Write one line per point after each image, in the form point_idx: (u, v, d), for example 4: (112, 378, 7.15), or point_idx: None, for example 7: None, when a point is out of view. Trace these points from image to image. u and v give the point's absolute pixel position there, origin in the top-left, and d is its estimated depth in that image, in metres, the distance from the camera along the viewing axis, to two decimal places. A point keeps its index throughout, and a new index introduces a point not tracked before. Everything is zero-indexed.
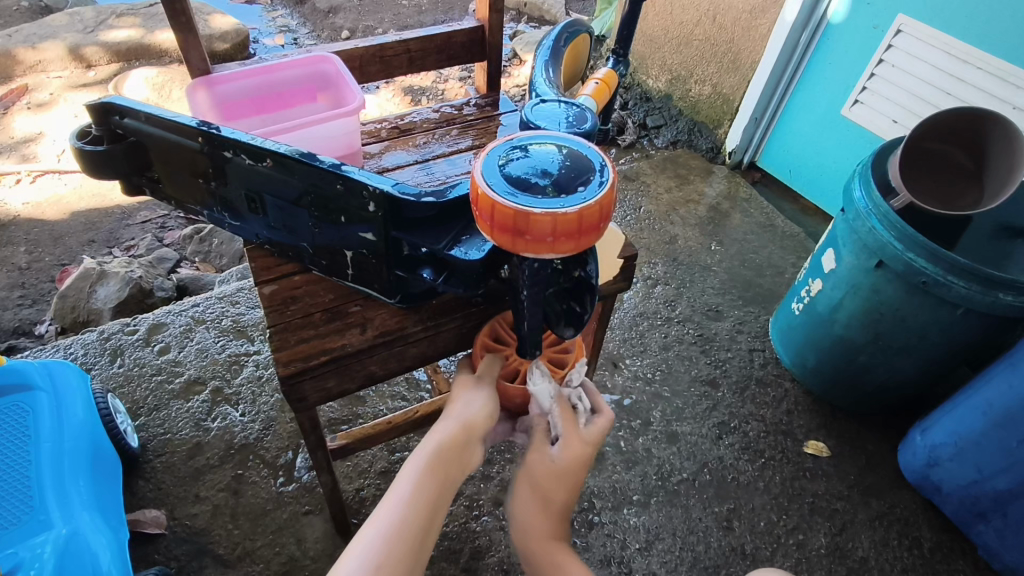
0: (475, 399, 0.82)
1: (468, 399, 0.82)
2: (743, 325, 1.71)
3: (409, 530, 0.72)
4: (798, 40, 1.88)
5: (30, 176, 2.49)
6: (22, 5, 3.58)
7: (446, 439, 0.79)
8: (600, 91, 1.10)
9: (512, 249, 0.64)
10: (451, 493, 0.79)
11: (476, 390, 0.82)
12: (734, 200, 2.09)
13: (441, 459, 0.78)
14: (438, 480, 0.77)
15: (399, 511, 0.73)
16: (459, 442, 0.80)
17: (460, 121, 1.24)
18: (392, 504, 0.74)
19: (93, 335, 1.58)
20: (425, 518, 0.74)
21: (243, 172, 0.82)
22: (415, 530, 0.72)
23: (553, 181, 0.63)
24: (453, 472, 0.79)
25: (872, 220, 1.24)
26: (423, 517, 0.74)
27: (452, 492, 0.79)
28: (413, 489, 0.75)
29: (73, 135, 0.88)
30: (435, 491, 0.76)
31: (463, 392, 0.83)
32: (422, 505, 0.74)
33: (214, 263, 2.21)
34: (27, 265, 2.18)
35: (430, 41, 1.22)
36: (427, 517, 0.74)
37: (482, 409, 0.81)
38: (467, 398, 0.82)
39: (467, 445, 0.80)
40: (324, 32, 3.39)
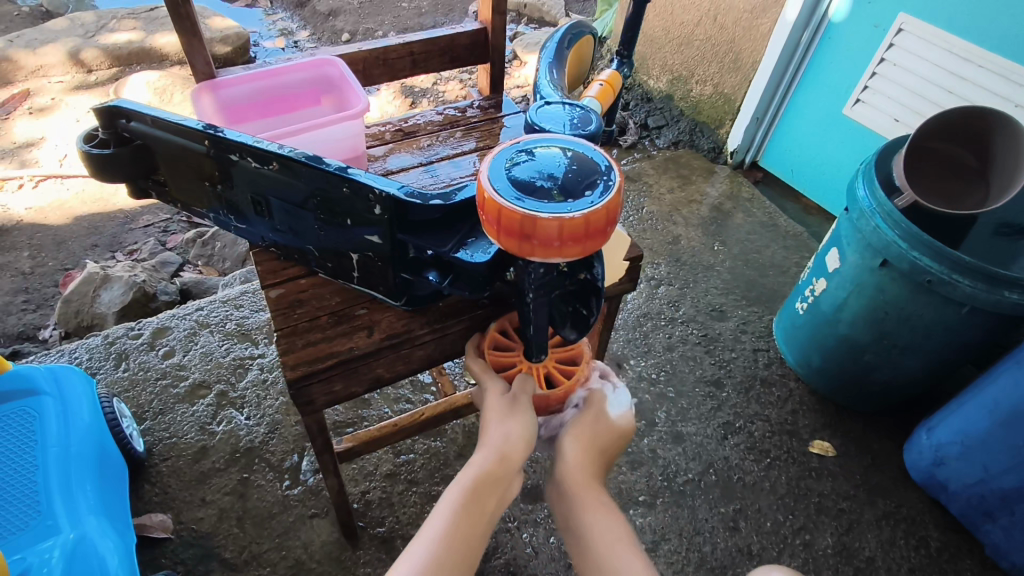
0: (514, 427, 0.77)
1: (505, 427, 0.77)
2: (747, 325, 1.71)
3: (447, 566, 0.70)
4: (799, 39, 1.88)
5: (32, 181, 2.50)
6: (22, 10, 3.59)
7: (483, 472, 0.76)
8: (604, 93, 1.10)
9: (519, 252, 0.64)
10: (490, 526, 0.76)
11: (513, 417, 0.78)
12: (736, 200, 2.09)
13: (477, 493, 0.75)
14: (475, 516, 0.74)
15: (435, 546, 0.71)
16: (497, 475, 0.76)
17: (464, 123, 1.24)
18: (428, 536, 0.72)
19: (98, 339, 1.58)
20: (462, 554, 0.72)
21: (249, 175, 0.83)
22: (454, 567, 0.70)
23: (559, 184, 0.63)
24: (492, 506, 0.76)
25: (877, 218, 1.24)
26: (461, 553, 0.72)
27: (491, 525, 0.76)
28: (449, 524, 0.72)
29: (80, 139, 0.89)
30: (472, 526, 0.73)
31: (500, 416, 0.78)
32: (458, 540, 0.72)
33: (218, 266, 2.21)
34: (30, 270, 2.19)
35: (433, 44, 1.22)
36: (465, 550, 0.72)
37: (519, 438, 0.77)
38: (505, 425, 0.77)
39: (504, 477, 0.77)
40: (324, 35, 3.40)
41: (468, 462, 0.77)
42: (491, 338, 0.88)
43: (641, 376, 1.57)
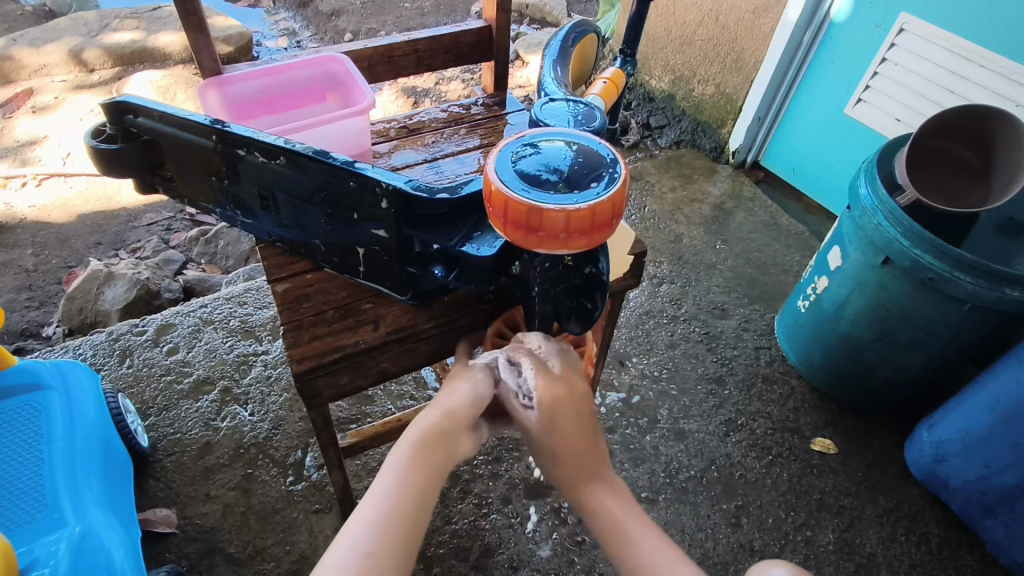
0: (461, 388, 0.78)
1: (451, 391, 0.78)
2: (749, 323, 1.71)
3: (398, 521, 0.65)
4: (801, 39, 1.88)
5: (36, 179, 2.51)
6: (26, 10, 3.60)
7: (431, 425, 0.74)
8: (608, 91, 1.11)
9: (525, 245, 0.65)
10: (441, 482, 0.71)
11: (460, 383, 0.79)
12: (737, 199, 2.10)
13: (427, 445, 0.71)
14: (426, 468, 0.70)
15: (384, 501, 0.66)
16: (445, 429, 0.74)
17: (468, 120, 1.24)
18: (376, 493, 0.67)
19: (102, 336, 1.59)
20: (412, 506, 0.67)
21: (256, 170, 0.83)
22: (405, 521, 0.66)
23: (565, 177, 0.64)
24: (444, 459, 0.72)
25: (879, 216, 1.24)
26: (411, 508, 0.67)
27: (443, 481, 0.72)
28: (398, 479, 0.68)
29: (88, 134, 0.89)
30: (422, 479, 0.69)
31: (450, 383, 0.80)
32: (409, 492, 0.68)
33: (221, 264, 2.22)
34: (34, 267, 2.20)
35: (438, 41, 1.22)
36: (417, 504, 0.68)
37: (468, 398, 0.77)
38: (452, 389, 0.79)
39: (454, 432, 0.74)
40: (327, 35, 3.41)
41: (415, 420, 0.75)
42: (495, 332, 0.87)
43: (643, 374, 1.58)
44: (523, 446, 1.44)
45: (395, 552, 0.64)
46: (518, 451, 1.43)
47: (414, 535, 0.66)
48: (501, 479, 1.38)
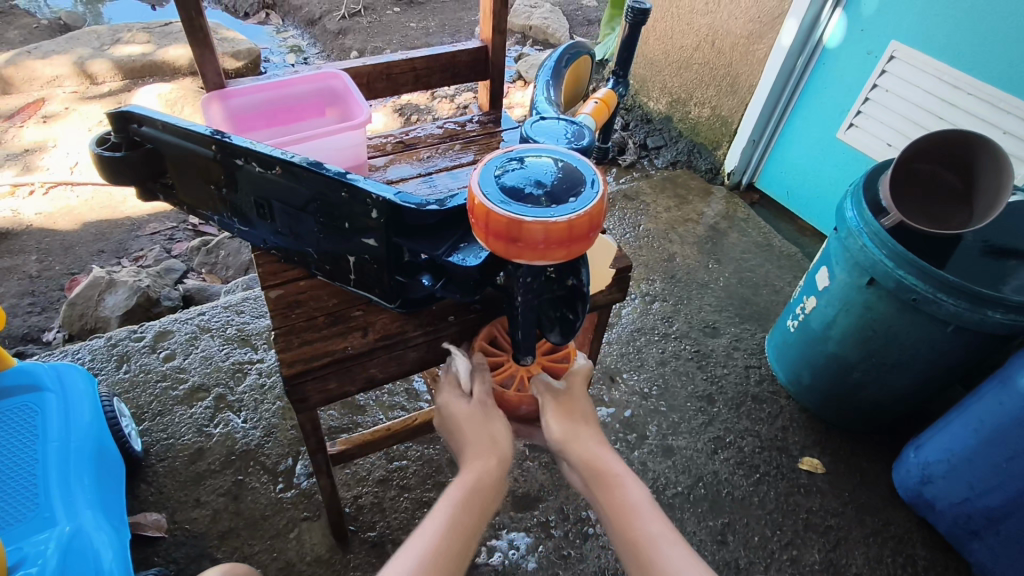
0: (490, 448, 0.80)
1: (480, 453, 0.80)
2: (740, 342, 1.73)
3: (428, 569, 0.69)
4: (794, 64, 1.92)
5: (42, 188, 2.55)
6: (41, 24, 3.69)
7: (468, 484, 0.78)
8: (599, 110, 1.18)
9: (506, 255, 0.67)
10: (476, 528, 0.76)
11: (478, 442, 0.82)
12: (732, 219, 2.12)
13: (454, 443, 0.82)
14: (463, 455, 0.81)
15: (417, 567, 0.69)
16: (481, 486, 0.78)
17: (463, 137, 1.27)
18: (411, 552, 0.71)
19: (101, 341, 1.62)
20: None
21: (252, 180, 0.87)
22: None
23: (546, 191, 0.67)
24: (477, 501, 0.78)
25: (864, 237, 1.27)
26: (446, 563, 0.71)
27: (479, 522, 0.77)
28: (431, 540, 0.72)
29: (93, 141, 0.94)
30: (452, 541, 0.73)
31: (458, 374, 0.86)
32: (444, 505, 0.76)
33: (221, 274, 2.26)
34: (38, 273, 2.22)
35: (435, 60, 1.24)
36: (453, 555, 0.72)
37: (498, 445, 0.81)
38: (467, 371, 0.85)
39: (483, 498, 0.78)
40: (334, 53, 3.48)
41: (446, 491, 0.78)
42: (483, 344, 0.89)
43: (634, 390, 1.59)
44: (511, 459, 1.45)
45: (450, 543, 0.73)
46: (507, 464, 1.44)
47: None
48: None
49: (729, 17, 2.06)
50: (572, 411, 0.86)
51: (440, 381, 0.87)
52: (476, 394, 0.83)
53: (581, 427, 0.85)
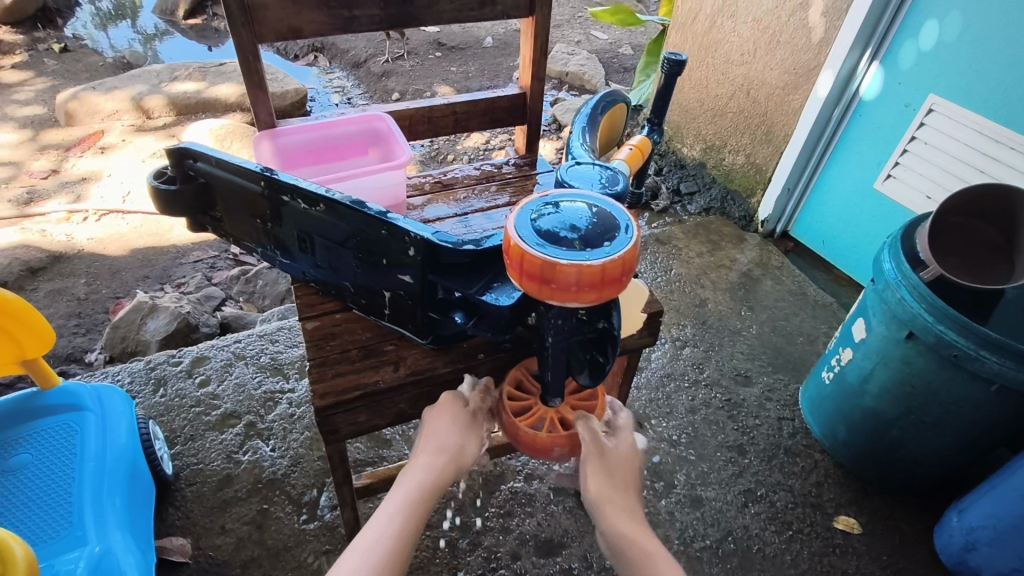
0: (450, 446, 0.85)
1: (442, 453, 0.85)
2: (773, 393, 1.69)
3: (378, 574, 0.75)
4: (830, 114, 1.93)
5: (95, 215, 2.68)
6: (107, 62, 3.94)
7: (421, 485, 0.83)
8: (634, 156, 1.23)
9: (539, 296, 0.68)
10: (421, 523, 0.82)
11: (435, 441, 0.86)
12: (766, 267, 2.10)
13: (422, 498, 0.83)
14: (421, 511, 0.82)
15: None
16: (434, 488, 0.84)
17: (499, 179, 1.30)
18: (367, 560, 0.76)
19: (141, 364, 1.67)
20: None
21: (297, 215, 0.90)
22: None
23: (581, 235, 0.68)
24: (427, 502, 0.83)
25: (902, 290, 1.24)
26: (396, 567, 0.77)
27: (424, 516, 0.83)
28: (382, 545, 0.77)
29: (152, 175, 1.01)
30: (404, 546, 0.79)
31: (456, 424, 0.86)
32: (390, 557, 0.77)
33: (257, 303, 2.33)
34: (85, 296, 2.31)
35: (475, 105, 1.27)
36: (401, 558, 0.78)
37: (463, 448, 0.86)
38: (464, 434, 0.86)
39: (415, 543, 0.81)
40: (376, 94, 3.62)
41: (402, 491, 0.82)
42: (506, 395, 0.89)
43: (662, 437, 1.56)
44: (535, 502, 1.43)
45: None
46: (531, 507, 1.42)
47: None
48: (511, 534, 1.37)
49: (764, 68, 2.08)
50: (613, 475, 0.87)
51: (450, 405, 0.88)
52: (454, 452, 0.85)
53: (620, 495, 0.87)
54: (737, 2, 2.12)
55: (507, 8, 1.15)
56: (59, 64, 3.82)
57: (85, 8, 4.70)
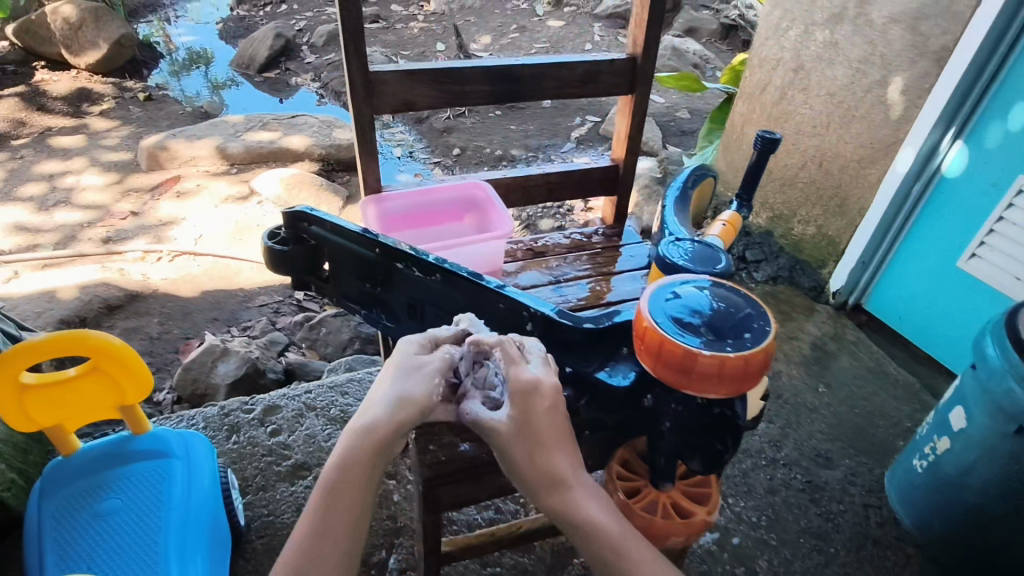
0: (383, 400, 0.72)
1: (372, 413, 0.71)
2: (856, 477, 1.61)
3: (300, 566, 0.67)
4: (909, 190, 1.89)
5: (170, 256, 2.78)
6: (186, 111, 4.17)
7: (343, 457, 0.70)
8: (727, 232, 1.24)
9: (674, 384, 0.67)
10: (361, 500, 0.70)
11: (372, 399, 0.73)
12: (840, 341, 2.05)
13: (347, 472, 0.70)
14: (350, 490, 0.70)
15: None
16: (368, 452, 0.70)
17: (589, 248, 1.32)
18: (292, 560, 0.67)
19: (215, 410, 1.70)
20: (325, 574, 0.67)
21: (411, 284, 0.93)
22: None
23: (718, 325, 0.67)
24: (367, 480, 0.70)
25: (1008, 380, 1.18)
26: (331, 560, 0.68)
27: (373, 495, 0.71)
28: (301, 538, 0.68)
29: (266, 235, 1.06)
30: (332, 533, 0.69)
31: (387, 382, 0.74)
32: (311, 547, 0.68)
33: (320, 350, 2.36)
34: (157, 335, 2.36)
35: (568, 175, 1.30)
36: (327, 552, 0.68)
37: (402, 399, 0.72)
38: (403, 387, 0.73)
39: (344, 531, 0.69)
40: (438, 149, 3.74)
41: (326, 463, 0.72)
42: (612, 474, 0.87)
43: (740, 517, 1.49)
44: None
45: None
46: None
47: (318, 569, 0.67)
48: None
49: (839, 141, 2.08)
50: (529, 437, 0.71)
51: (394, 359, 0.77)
52: (385, 413, 0.71)
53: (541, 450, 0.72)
54: (809, 76, 2.16)
55: (609, 86, 1.19)
56: (143, 112, 4.07)
57: (167, 60, 5.02)
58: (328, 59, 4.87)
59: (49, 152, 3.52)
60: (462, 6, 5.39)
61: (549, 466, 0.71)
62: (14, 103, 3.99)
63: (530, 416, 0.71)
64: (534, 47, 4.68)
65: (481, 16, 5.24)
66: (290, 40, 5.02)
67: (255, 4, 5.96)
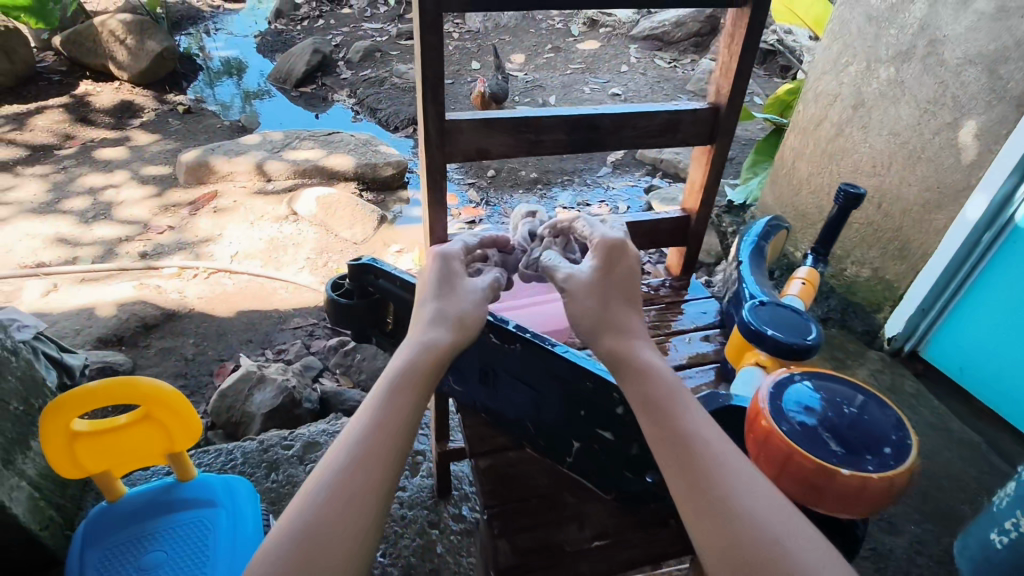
0: (435, 320, 0.79)
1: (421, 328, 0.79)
2: (923, 545, 1.52)
3: (359, 461, 0.65)
4: (978, 239, 1.78)
5: (205, 273, 2.77)
6: (223, 125, 4.18)
7: (404, 364, 0.74)
8: (806, 289, 1.19)
9: (804, 500, 0.65)
10: (407, 408, 0.70)
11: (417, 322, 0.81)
12: (898, 393, 1.96)
13: (407, 373, 0.73)
14: (410, 392, 0.72)
15: (337, 495, 0.62)
16: (414, 362, 0.74)
17: (657, 302, 1.29)
18: (333, 465, 0.64)
19: (254, 444, 1.66)
20: (372, 477, 0.64)
21: (489, 349, 0.90)
22: (359, 519, 0.61)
23: (847, 435, 0.66)
24: (418, 386, 0.73)
25: None
26: (376, 465, 0.65)
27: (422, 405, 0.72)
28: (359, 435, 0.67)
29: (329, 286, 1.04)
30: (378, 434, 0.67)
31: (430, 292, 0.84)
32: (371, 444, 0.66)
33: (353, 377, 2.29)
34: (192, 356, 2.33)
35: (639, 226, 1.26)
36: (385, 449, 0.66)
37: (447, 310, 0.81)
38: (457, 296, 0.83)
39: (400, 427, 0.68)
40: (473, 169, 3.70)
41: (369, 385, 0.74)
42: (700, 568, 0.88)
43: None
44: None
45: (367, 486, 0.63)
46: None
47: (378, 465, 0.65)
48: None
49: (901, 183, 2.00)
50: (610, 278, 0.84)
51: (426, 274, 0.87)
52: (442, 308, 0.81)
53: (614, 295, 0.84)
54: (870, 115, 2.09)
55: (688, 135, 1.17)
56: (182, 125, 4.10)
57: (206, 72, 5.07)
58: (363, 76, 4.89)
59: (91, 164, 3.56)
60: (497, 24, 5.37)
61: (623, 321, 0.81)
62: (58, 114, 4.04)
63: (611, 264, 0.85)
64: (570, 69, 4.65)
65: (516, 35, 5.23)
66: (327, 55, 5.05)
67: (292, 18, 6.01)
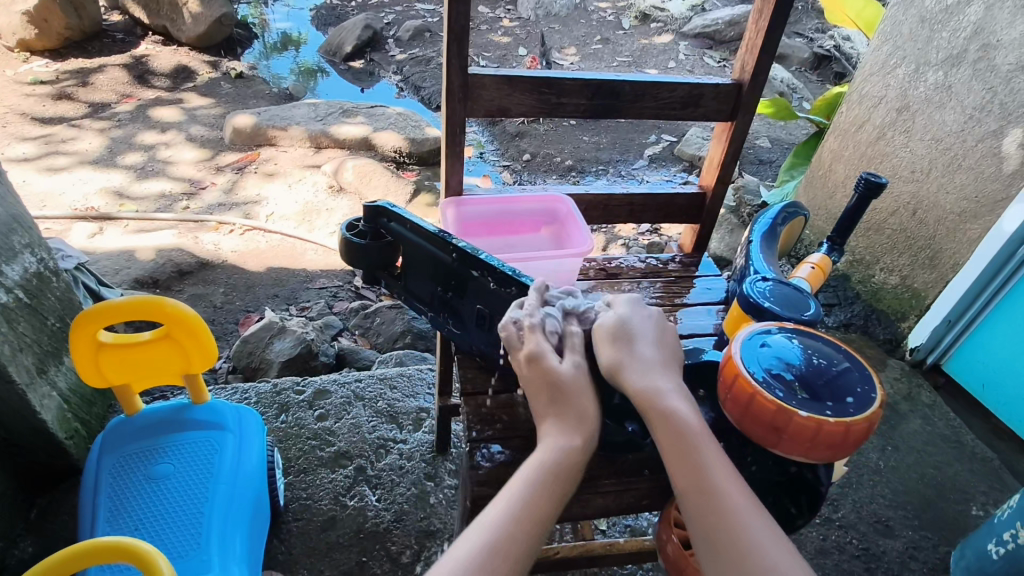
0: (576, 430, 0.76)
1: (557, 433, 0.74)
2: (918, 551, 1.50)
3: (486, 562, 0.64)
4: (1015, 250, 1.72)
5: (241, 229, 2.87)
6: (271, 92, 4.30)
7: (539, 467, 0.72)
8: (815, 275, 1.18)
9: (768, 442, 0.70)
10: (544, 534, 0.69)
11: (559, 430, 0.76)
12: (913, 402, 1.91)
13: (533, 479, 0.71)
14: (539, 498, 0.70)
15: None
16: (552, 470, 0.72)
17: (664, 275, 1.31)
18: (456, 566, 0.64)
19: (268, 386, 1.72)
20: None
21: (483, 291, 0.96)
22: None
23: (806, 380, 0.70)
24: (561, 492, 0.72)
25: None
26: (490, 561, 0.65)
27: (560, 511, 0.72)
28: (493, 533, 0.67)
29: (344, 226, 1.07)
30: (513, 537, 0.67)
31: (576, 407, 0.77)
32: (496, 545, 0.66)
33: (371, 338, 2.34)
34: (221, 304, 2.43)
35: (653, 199, 1.29)
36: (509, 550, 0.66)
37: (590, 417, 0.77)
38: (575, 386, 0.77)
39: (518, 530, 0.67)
40: (509, 152, 3.74)
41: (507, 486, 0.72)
42: (669, 518, 0.85)
43: None
44: None
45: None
46: None
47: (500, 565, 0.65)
48: None
49: (939, 190, 1.95)
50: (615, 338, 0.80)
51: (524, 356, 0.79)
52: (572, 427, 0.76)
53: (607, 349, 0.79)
54: (913, 119, 2.05)
55: (710, 111, 1.18)
56: (233, 89, 4.24)
57: (261, 42, 5.22)
58: (411, 54, 4.95)
59: (145, 122, 3.72)
60: (547, 12, 5.36)
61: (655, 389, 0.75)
62: (118, 71, 4.22)
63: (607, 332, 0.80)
64: (616, 61, 4.63)
65: (566, 24, 5.22)
66: (377, 33, 5.14)
67: None
